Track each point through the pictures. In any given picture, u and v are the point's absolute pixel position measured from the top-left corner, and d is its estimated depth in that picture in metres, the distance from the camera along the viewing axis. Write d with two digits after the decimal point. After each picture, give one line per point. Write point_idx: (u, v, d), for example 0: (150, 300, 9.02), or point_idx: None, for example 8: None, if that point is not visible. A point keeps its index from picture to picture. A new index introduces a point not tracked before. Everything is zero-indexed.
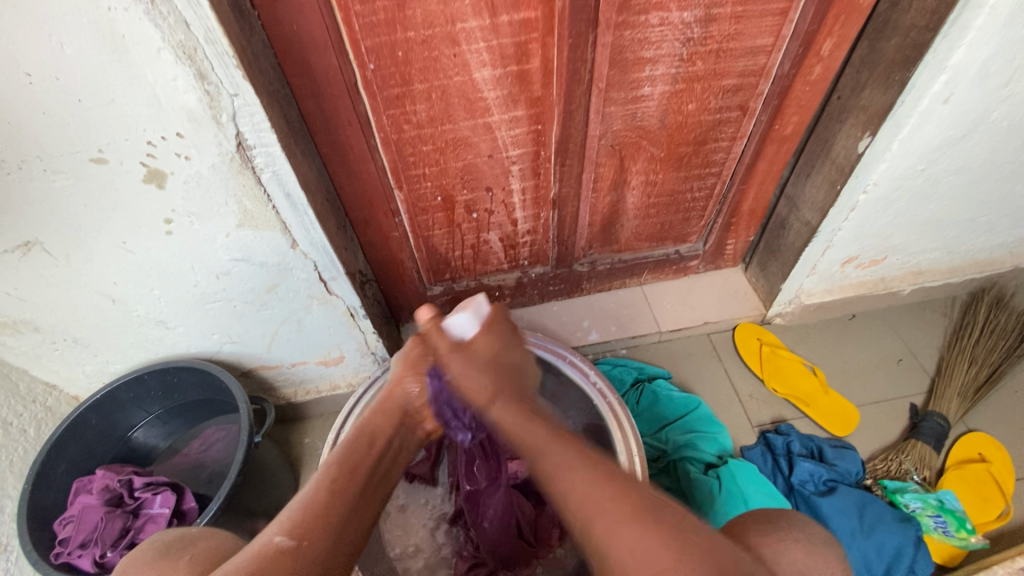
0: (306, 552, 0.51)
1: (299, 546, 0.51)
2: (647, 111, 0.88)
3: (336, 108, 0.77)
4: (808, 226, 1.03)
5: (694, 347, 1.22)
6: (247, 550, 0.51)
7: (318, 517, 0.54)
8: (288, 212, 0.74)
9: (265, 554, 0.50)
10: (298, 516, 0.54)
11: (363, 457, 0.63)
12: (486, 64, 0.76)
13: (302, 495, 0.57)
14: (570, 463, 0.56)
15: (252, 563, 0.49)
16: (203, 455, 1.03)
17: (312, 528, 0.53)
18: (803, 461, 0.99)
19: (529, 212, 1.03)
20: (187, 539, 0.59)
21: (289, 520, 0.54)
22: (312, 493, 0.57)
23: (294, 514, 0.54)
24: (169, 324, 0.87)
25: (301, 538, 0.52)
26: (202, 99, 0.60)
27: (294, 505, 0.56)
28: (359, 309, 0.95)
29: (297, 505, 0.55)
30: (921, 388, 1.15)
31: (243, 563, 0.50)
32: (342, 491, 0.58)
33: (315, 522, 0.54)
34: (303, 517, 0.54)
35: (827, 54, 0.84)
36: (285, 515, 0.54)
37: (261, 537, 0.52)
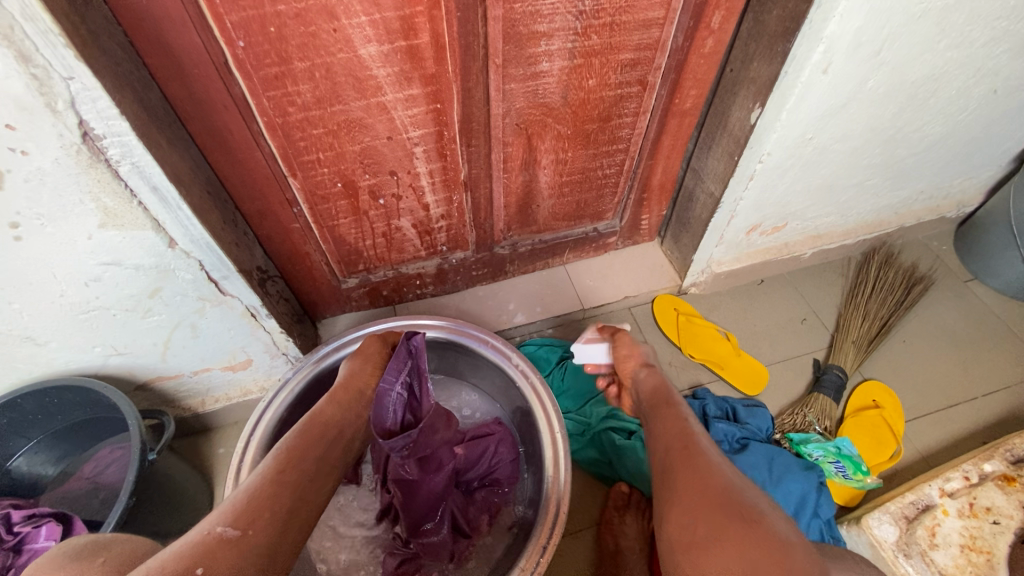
0: (252, 539, 0.55)
1: (243, 535, 0.55)
2: (547, 87, 0.87)
3: (207, 91, 0.70)
4: (712, 197, 1.06)
5: (617, 321, 1.24)
6: (188, 538, 0.53)
7: (263, 506, 0.59)
8: (159, 209, 0.67)
9: (209, 543, 0.53)
10: (241, 506, 0.58)
11: (309, 446, 0.70)
12: (370, 39, 0.71)
13: (248, 487, 0.60)
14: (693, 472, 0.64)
15: (192, 550, 0.51)
16: (97, 478, 0.93)
17: (257, 515, 0.57)
18: (719, 422, 1.04)
19: (440, 195, 1.00)
20: (110, 540, 0.55)
21: (231, 513, 0.57)
22: (257, 484, 0.61)
23: (238, 506, 0.58)
24: (37, 341, 0.78)
25: (246, 528, 0.56)
26: (29, 84, 0.52)
27: (238, 498, 0.59)
28: (260, 309, 0.89)
29: (243, 496, 0.59)
30: (823, 344, 1.23)
31: (185, 548, 0.52)
32: (288, 482, 0.63)
33: (259, 512, 0.58)
34: (247, 508, 0.57)
35: (717, 27, 0.86)
36: (228, 506, 0.57)
37: (202, 527, 0.55)
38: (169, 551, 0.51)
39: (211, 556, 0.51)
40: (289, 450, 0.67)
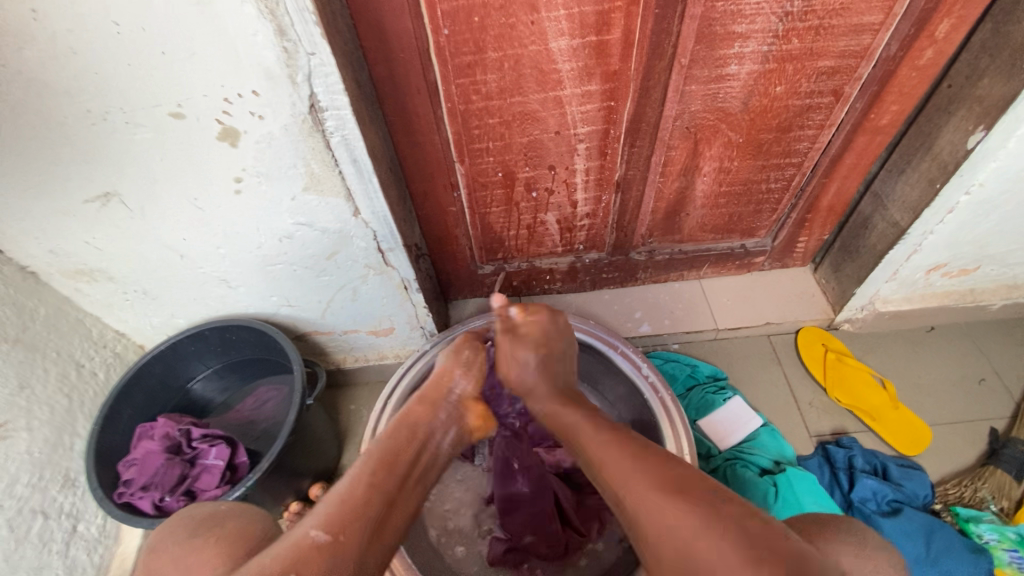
0: (345, 548, 0.50)
1: (337, 542, 0.50)
2: (730, 91, 0.82)
3: (407, 75, 0.75)
4: (895, 227, 0.95)
5: (752, 348, 1.16)
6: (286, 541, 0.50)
7: (356, 511, 0.52)
8: (353, 179, 0.74)
9: (304, 550, 0.49)
10: (335, 506, 0.53)
11: (402, 450, 0.61)
12: (564, 33, 0.72)
13: (343, 487, 0.55)
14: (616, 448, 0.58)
15: (286, 557, 0.48)
16: (255, 413, 1.05)
17: (352, 521, 0.52)
18: (866, 478, 0.94)
19: (591, 193, 0.99)
20: (227, 514, 0.61)
21: (327, 513, 0.52)
22: (353, 485, 0.55)
23: (336, 507, 0.52)
24: (231, 283, 0.89)
25: (338, 534, 0.50)
26: (280, 56, 0.59)
27: (333, 497, 0.54)
28: (412, 282, 0.94)
29: (337, 496, 0.54)
30: (1005, 412, 1.06)
31: (284, 550, 0.50)
32: (381, 486, 0.56)
33: (355, 516, 0.52)
34: (343, 511, 0.52)
35: (942, 37, 0.76)
36: (324, 506, 0.53)
37: (302, 525, 0.52)
38: (277, 547, 0.50)
39: (306, 565, 0.48)
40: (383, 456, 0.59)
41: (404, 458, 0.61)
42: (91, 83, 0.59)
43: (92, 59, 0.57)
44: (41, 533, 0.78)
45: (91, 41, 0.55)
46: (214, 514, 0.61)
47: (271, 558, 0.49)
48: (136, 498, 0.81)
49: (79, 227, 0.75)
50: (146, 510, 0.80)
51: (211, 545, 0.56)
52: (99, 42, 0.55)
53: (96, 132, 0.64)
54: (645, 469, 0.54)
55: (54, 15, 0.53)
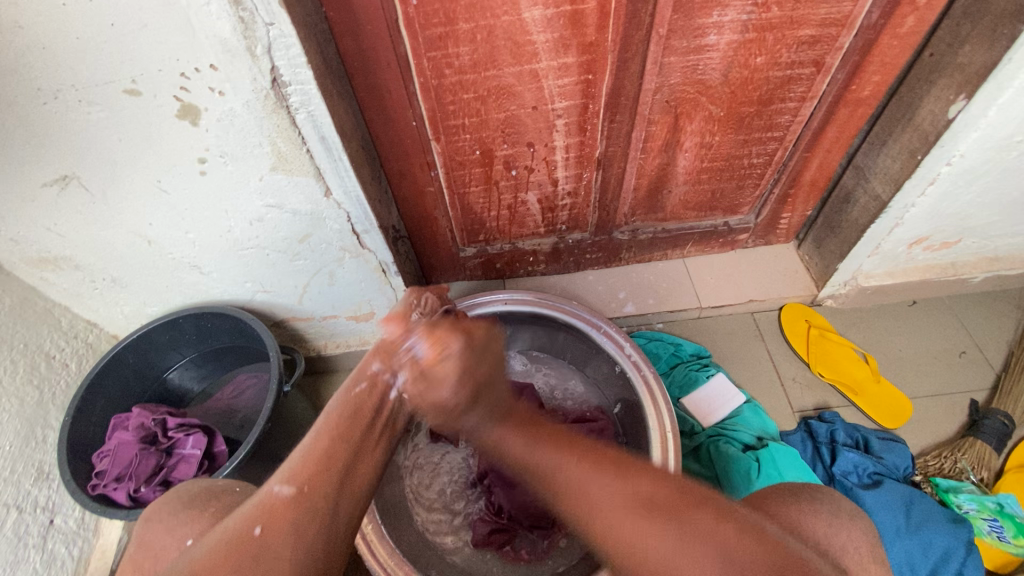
0: (310, 498, 0.50)
1: (301, 494, 0.50)
2: (709, 62, 0.80)
3: (376, 48, 0.72)
4: (877, 201, 0.94)
5: (737, 326, 1.15)
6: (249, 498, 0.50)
7: (321, 463, 0.53)
8: (323, 157, 0.71)
9: (268, 506, 0.49)
10: (298, 462, 0.53)
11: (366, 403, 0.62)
12: (537, 2, 0.70)
13: (305, 445, 0.55)
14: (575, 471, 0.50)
15: (249, 514, 0.48)
16: (234, 401, 1.03)
17: (317, 472, 0.52)
18: (848, 451, 0.95)
19: (571, 171, 0.97)
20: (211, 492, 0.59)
21: (290, 470, 0.52)
22: (317, 440, 0.56)
23: (298, 464, 0.53)
24: (203, 269, 0.86)
25: (302, 485, 0.51)
26: (236, 27, 0.56)
27: (295, 455, 0.54)
28: (391, 265, 0.93)
29: (301, 452, 0.54)
30: (985, 384, 1.06)
31: (249, 509, 0.49)
32: (346, 436, 0.57)
33: (319, 466, 0.52)
34: (306, 465, 0.52)
35: (923, 3, 0.74)
36: (288, 462, 0.53)
37: (264, 486, 0.51)
38: (241, 509, 0.50)
39: (270, 518, 0.48)
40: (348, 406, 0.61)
41: (369, 407, 0.61)
42: (37, 58, 0.56)
43: (37, 32, 0.54)
44: (16, 527, 0.76)
45: (33, 13, 0.52)
46: (193, 492, 0.58)
47: (237, 516, 0.49)
48: (110, 489, 0.80)
49: (40, 213, 0.72)
50: (121, 501, 0.79)
51: (189, 525, 0.53)
52: (43, 15, 0.53)
53: (47, 111, 0.61)
54: (592, 476, 0.48)
55: None
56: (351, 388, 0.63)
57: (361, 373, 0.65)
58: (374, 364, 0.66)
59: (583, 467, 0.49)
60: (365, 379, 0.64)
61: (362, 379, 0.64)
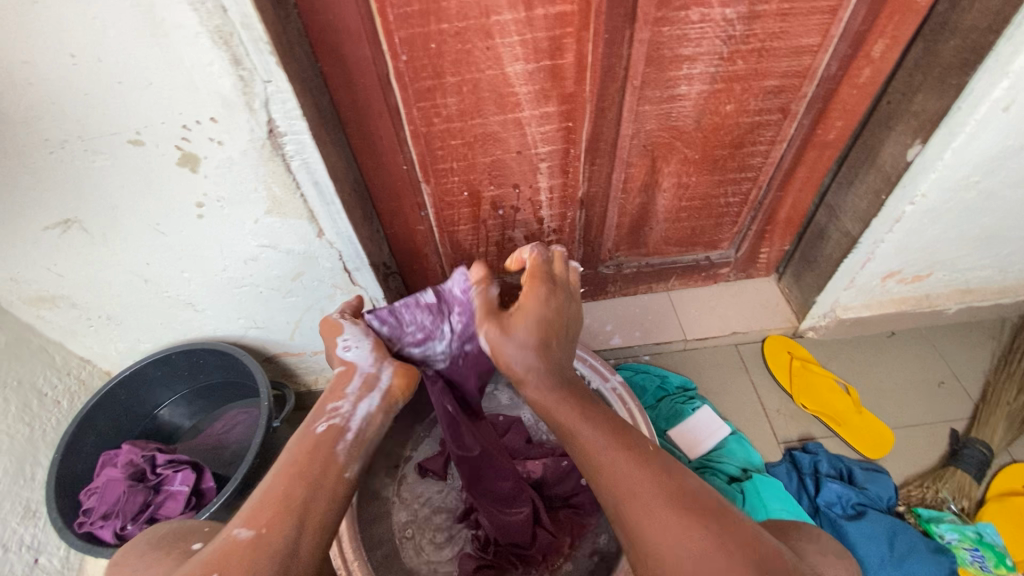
0: (268, 539, 0.49)
1: (259, 537, 0.49)
2: (682, 110, 0.86)
3: (368, 100, 0.77)
4: (848, 237, 0.99)
5: (721, 358, 1.18)
6: (206, 546, 0.49)
7: (278, 505, 0.51)
8: (316, 201, 0.75)
9: (226, 550, 0.48)
10: (253, 505, 0.52)
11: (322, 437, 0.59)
12: (519, 58, 0.75)
13: (264, 486, 0.54)
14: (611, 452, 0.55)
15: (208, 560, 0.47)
16: (224, 436, 1.04)
17: (273, 515, 0.50)
18: (831, 482, 0.96)
19: (556, 210, 1.01)
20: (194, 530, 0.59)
21: (250, 511, 0.52)
22: (273, 479, 0.54)
23: (255, 504, 0.52)
24: (197, 306, 0.89)
25: (260, 528, 0.50)
26: (236, 85, 0.60)
27: (255, 494, 0.53)
28: (381, 301, 0.95)
29: (260, 492, 0.53)
30: (964, 414, 1.09)
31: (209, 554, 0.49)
32: (303, 474, 0.55)
33: (275, 507, 0.51)
34: (262, 504, 0.51)
35: (878, 56, 0.80)
36: (249, 505, 0.52)
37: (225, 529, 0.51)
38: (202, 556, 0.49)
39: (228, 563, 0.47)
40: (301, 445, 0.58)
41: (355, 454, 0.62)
42: (48, 112, 0.60)
43: (49, 90, 0.58)
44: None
45: (46, 72, 0.56)
46: (184, 527, 0.59)
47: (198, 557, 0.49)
48: (96, 527, 0.80)
49: (40, 254, 0.75)
50: (107, 540, 0.79)
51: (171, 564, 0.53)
52: (55, 74, 0.57)
53: (54, 160, 0.64)
54: (643, 481, 0.52)
55: (8, 46, 0.54)
56: (312, 423, 0.61)
57: (317, 411, 0.62)
58: (331, 401, 0.63)
59: (636, 469, 0.53)
60: (320, 423, 0.61)
61: (318, 419, 0.61)
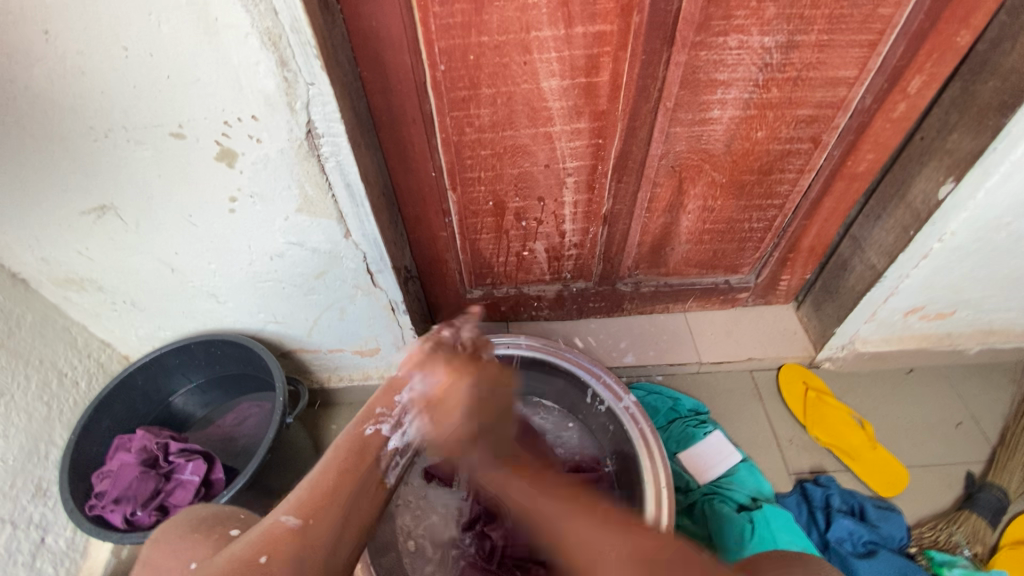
0: (313, 533, 0.50)
1: (306, 527, 0.50)
2: (713, 134, 0.86)
3: (403, 106, 0.78)
4: (872, 270, 0.98)
5: (735, 383, 1.17)
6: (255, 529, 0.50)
7: (328, 497, 0.53)
8: (346, 202, 0.76)
9: (275, 536, 0.49)
10: (307, 491, 0.53)
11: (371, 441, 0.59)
12: (555, 74, 0.76)
13: (314, 475, 0.55)
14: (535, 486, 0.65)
15: (255, 543, 0.49)
16: (236, 428, 1.04)
17: (322, 505, 0.52)
18: (842, 518, 0.94)
19: (579, 225, 1.01)
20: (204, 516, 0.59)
21: (300, 499, 0.53)
22: (322, 471, 0.55)
23: (305, 492, 0.53)
24: (219, 298, 0.90)
25: (308, 517, 0.51)
26: (280, 85, 0.61)
27: (305, 484, 0.54)
28: (400, 304, 0.96)
29: (308, 482, 0.54)
30: (981, 457, 1.06)
31: (255, 538, 0.50)
32: (353, 471, 0.56)
33: (325, 500, 0.52)
34: (313, 494, 0.52)
35: (914, 92, 0.80)
36: (297, 491, 0.53)
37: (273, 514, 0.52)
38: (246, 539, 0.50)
39: (275, 548, 0.48)
40: (348, 450, 0.57)
41: None
42: (96, 101, 0.61)
43: (100, 80, 0.59)
44: (8, 543, 0.77)
45: (99, 63, 0.58)
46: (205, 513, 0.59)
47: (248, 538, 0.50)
48: (107, 510, 0.81)
49: (74, 237, 0.76)
50: (116, 524, 0.80)
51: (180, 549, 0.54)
52: (107, 65, 0.58)
53: (97, 148, 0.66)
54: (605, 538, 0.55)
55: (66, 36, 0.55)
56: (360, 424, 0.60)
57: (366, 413, 0.61)
58: (380, 406, 0.62)
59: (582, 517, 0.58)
60: (370, 425, 0.60)
61: (367, 422, 0.60)
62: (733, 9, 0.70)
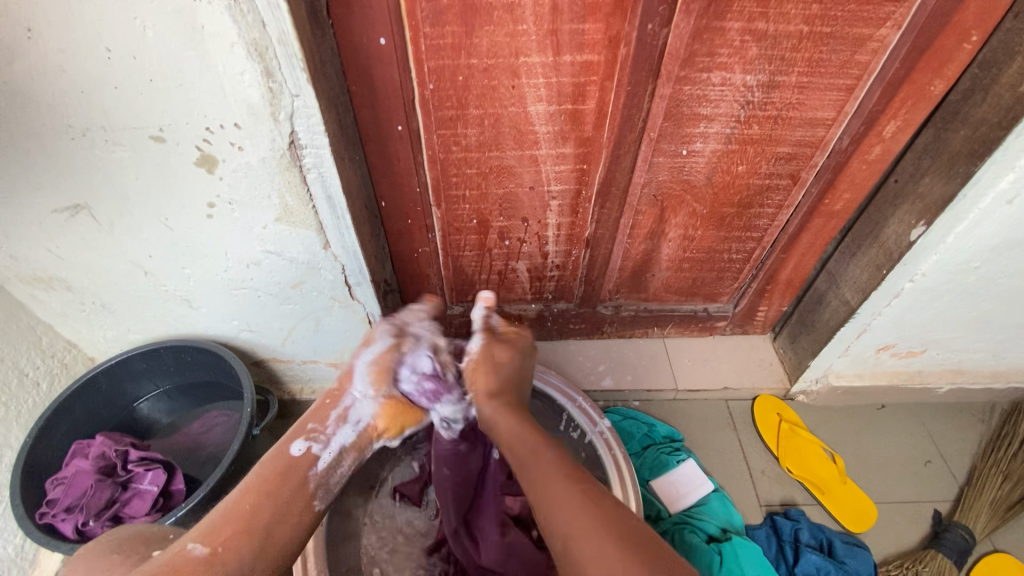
0: (221, 562, 0.50)
1: (212, 557, 0.50)
2: (695, 166, 0.87)
3: (390, 121, 0.78)
4: (846, 306, 0.99)
5: (710, 412, 1.17)
6: (163, 554, 0.50)
7: (241, 523, 0.53)
8: (326, 214, 0.75)
9: (179, 563, 0.49)
10: (216, 522, 0.53)
11: (292, 466, 0.61)
12: (542, 99, 0.77)
13: (232, 498, 0.55)
14: (534, 448, 0.60)
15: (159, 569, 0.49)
16: (202, 436, 1.01)
17: (235, 534, 0.52)
18: (810, 552, 0.94)
19: (561, 247, 1.02)
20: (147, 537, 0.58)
21: (210, 527, 0.53)
22: (240, 495, 0.56)
23: (217, 519, 0.53)
24: (193, 303, 0.88)
25: (216, 547, 0.51)
26: (265, 95, 0.61)
27: (218, 509, 0.54)
28: (377, 317, 0.95)
29: (223, 507, 0.54)
30: (947, 496, 1.07)
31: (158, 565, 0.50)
32: (272, 495, 0.57)
33: (238, 527, 0.53)
34: (225, 518, 0.53)
35: (889, 136, 0.82)
36: (211, 517, 0.54)
37: (180, 542, 0.52)
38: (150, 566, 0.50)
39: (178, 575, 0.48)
40: (266, 474, 0.59)
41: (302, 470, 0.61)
42: (76, 100, 0.61)
43: (81, 79, 0.59)
44: None
45: (81, 63, 0.57)
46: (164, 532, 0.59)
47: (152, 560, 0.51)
48: (57, 519, 0.78)
49: (45, 235, 0.75)
50: (66, 534, 0.77)
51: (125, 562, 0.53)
52: (89, 66, 0.58)
53: (74, 147, 0.65)
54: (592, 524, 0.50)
55: (48, 35, 0.55)
56: (285, 445, 0.63)
57: (299, 431, 0.65)
58: (311, 423, 0.67)
59: (567, 489, 0.54)
60: (301, 442, 0.64)
61: (299, 438, 0.64)
62: (717, 46, 0.72)
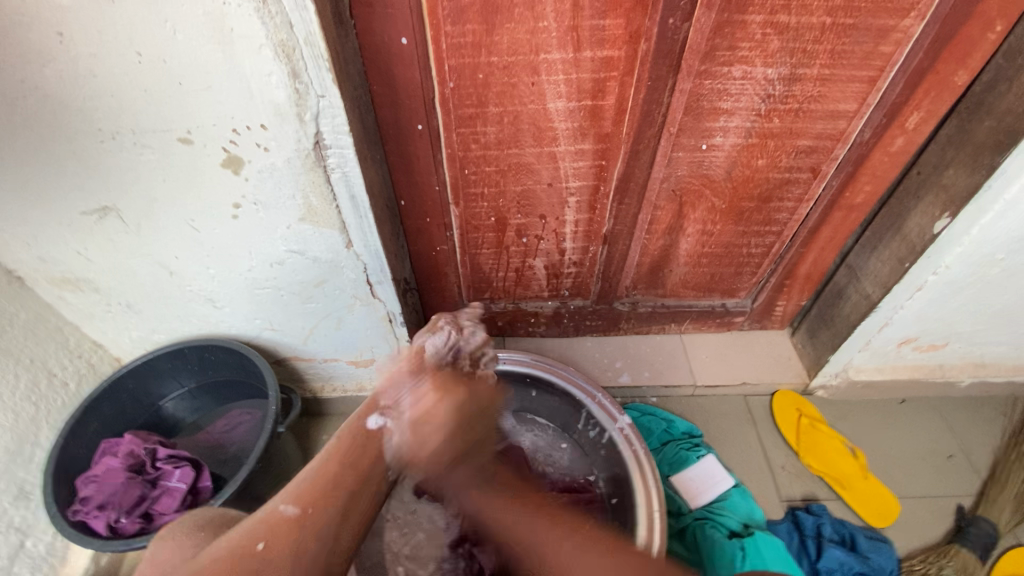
0: (310, 526, 0.50)
1: (301, 519, 0.51)
2: (714, 160, 0.87)
3: (411, 120, 0.79)
4: (867, 300, 0.99)
5: (729, 407, 1.17)
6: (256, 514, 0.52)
7: (327, 489, 0.53)
8: (349, 213, 0.76)
9: (273, 523, 0.50)
10: (305, 483, 0.53)
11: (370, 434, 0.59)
12: (561, 95, 0.77)
13: (316, 465, 0.55)
14: None
15: (254, 530, 0.50)
16: (225, 436, 1.04)
17: (322, 497, 0.52)
18: (833, 547, 0.94)
19: (579, 244, 1.02)
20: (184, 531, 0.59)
21: (297, 488, 0.53)
22: (323, 464, 0.55)
23: (303, 484, 0.53)
24: (216, 303, 0.89)
25: (305, 508, 0.51)
26: (291, 96, 0.62)
27: (304, 474, 0.54)
28: (397, 316, 0.96)
29: (308, 472, 0.54)
30: (971, 490, 1.07)
31: (254, 524, 0.51)
32: (353, 464, 0.56)
33: (323, 494, 0.52)
34: (311, 485, 0.53)
35: (912, 128, 0.81)
36: (295, 482, 0.54)
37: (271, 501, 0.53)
38: (246, 524, 0.51)
39: (274, 538, 0.50)
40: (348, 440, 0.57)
41: None
42: (106, 103, 0.61)
43: (111, 82, 0.60)
44: None
45: (111, 67, 0.58)
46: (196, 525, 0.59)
47: (223, 545, 0.50)
48: (90, 517, 0.79)
49: (74, 238, 0.76)
50: (99, 530, 0.79)
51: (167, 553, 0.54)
52: (120, 69, 0.59)
53: (104, 150, 0.66)
54: None
55: (79, 39, 0.56)
56: (360, 417, 0.59)
57: (370, 404, 0.60)
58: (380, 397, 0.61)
59: None
60: (373, 416, 0.59)
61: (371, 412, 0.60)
62: (738, 40, 0.71)
